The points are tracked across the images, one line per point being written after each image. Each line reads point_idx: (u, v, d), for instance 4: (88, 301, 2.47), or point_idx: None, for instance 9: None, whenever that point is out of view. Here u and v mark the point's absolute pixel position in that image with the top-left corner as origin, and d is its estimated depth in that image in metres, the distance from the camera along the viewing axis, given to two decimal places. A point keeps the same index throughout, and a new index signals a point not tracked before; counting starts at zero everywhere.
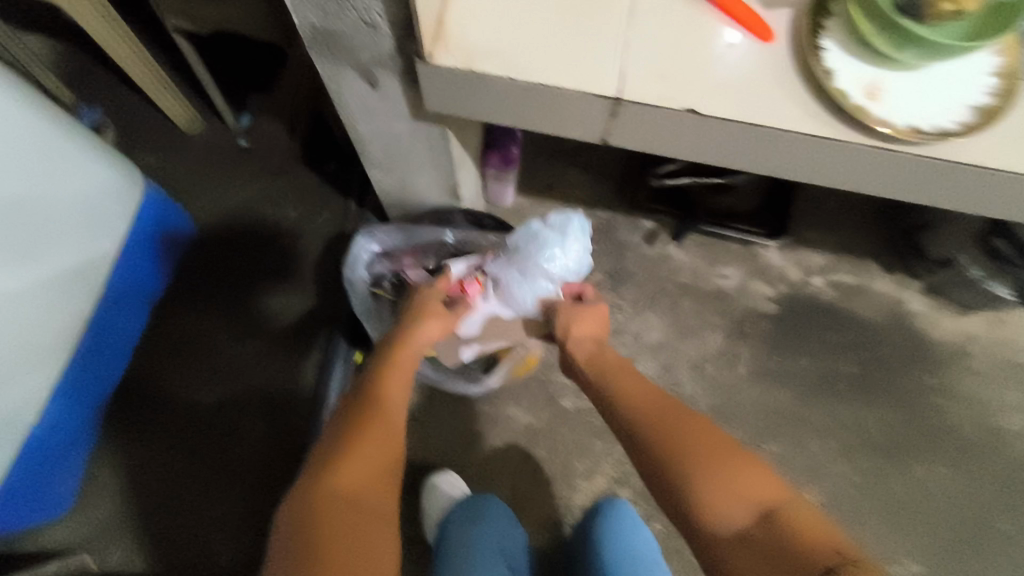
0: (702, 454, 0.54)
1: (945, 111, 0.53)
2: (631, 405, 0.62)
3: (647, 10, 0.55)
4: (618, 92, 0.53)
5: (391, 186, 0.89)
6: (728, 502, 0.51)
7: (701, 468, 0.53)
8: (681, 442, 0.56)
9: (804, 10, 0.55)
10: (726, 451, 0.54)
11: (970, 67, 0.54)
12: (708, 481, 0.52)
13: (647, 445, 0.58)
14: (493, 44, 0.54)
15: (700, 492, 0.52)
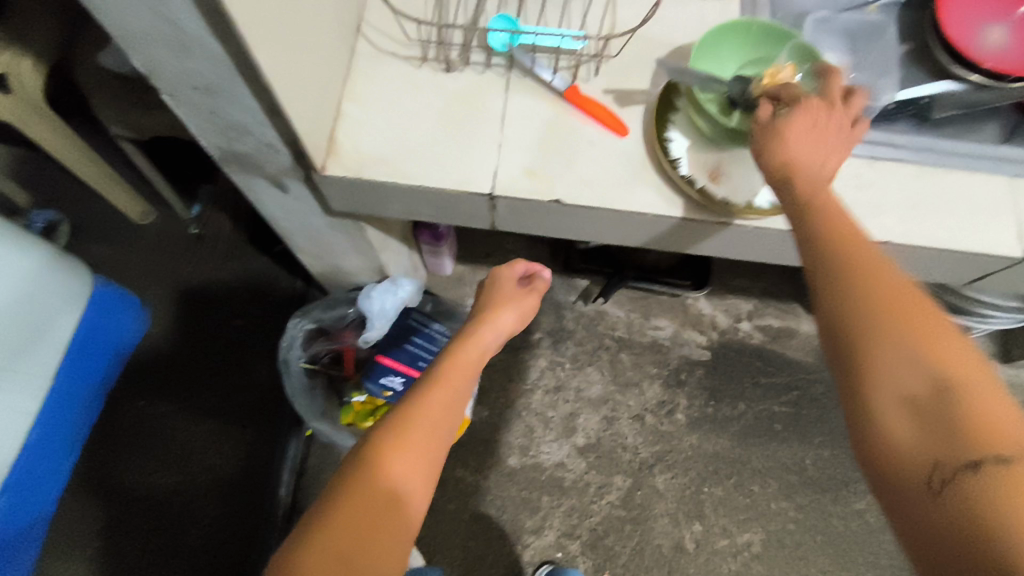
0: (916, 341, 0.41)
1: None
2: (873, 307, 0.42)
3: (517, 115, 0.63)
4: (492, 189, 0.61)
5: (323, 270, 0.95)
6: (904, 380, 0.40)
7: (897, 340, 0.41)
8: (884, 308, 0.42)
9: (654, 105, 0.63)
10: (932, 331, 0.42)
11: None
12: (899, 363, 0.41)
13: (882, 319, 0.42)
14: (380, 154, 0.61)
15: (883, 363, 0.41)
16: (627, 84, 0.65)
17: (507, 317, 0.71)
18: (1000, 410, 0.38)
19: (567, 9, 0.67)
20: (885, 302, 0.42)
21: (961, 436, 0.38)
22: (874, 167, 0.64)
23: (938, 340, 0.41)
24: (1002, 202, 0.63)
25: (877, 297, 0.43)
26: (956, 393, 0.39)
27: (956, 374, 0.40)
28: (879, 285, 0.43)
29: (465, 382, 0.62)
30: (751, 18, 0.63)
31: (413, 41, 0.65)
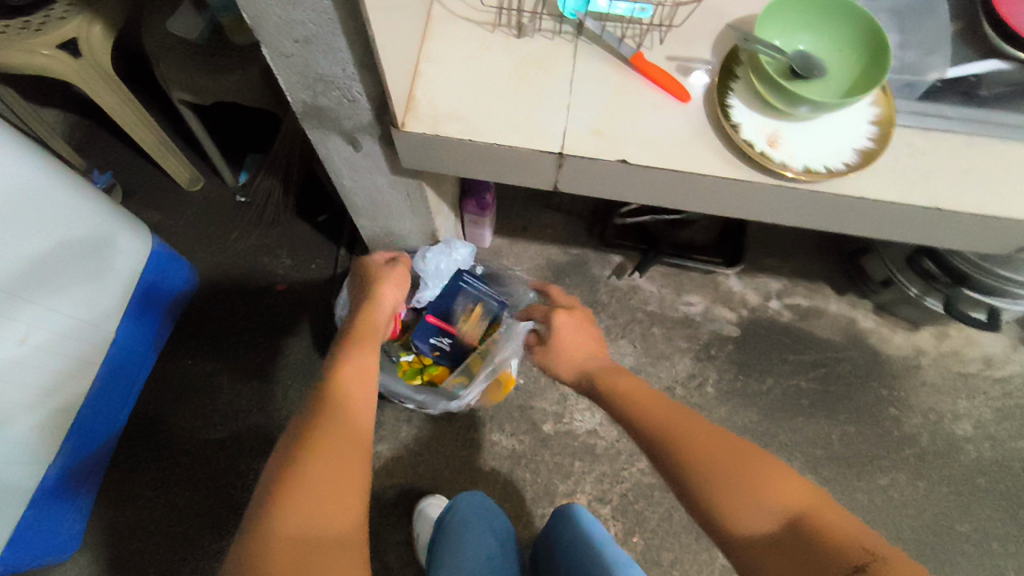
0: (717, 461, 0.56)
1: (835, 153, 0.64)
2: (691, 457, 0.58)
3: (584, 78, 0.66)
4: (560, 147, 0.64)
5: (375, 233, 0.99)
6: (746, 514, 0.52)
7: (718, 476, 0.55)
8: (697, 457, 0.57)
9: (714, 72, 0.66)
10: (748, 464, 0.55)
11: (853, 117, 0.65)
12: (711, 479, 0.55)
13: (698, 467, 0.56)
14: (455, 112, 0.65)
15: (720, 498, 0.54)
16: (689, 51, 0.68)
17: (389, 290, 0.84)
18: (786, 487, 0.52)
19: None
20: (680, 447, 0.59)
21: (774, 518, 0.51)
22: (927, 136, 0.67)
23: (728, 453, 0.56)
24: None
25: (686, 457, 0.58)
26: (753, 485, 0.53)
27: (752, 472, 0.54)
28: (670, 439, 0.61)
29: (368, 354, 0.70)
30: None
31: (484, 6, 0.69)
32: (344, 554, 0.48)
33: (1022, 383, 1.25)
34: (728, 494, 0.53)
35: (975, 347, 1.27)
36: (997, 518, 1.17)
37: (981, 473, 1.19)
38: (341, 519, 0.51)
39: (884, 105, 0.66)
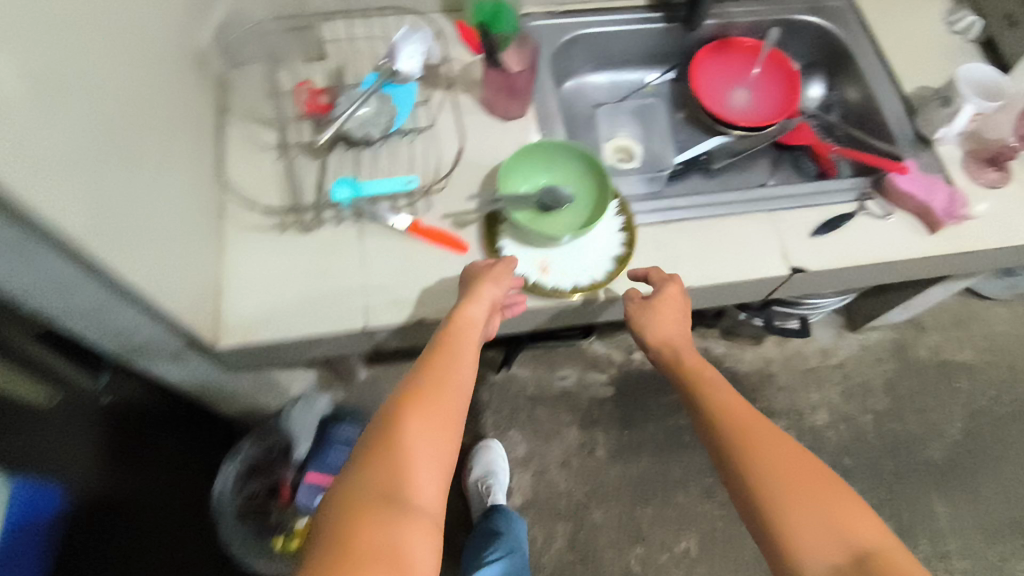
0: (788, 480, 0.57)
1: (596, 263, 0.76)
2: (770, 472, 0.57)
3: (373, 254, 0.75)
4: (364, 323, 0.72)
5: (238, 413, 1.01)
6: (818, 544, 0.53)
7: (795, 496, 0.56)
8: (774, 474, 0.57)
9: (482, 220, 0.78)
10: (829, 488, 0.56)
11: (603, 230, 0.78)
12: (783, 488, 0.56)
13: (766, 490, 0.56)
14: (262, 318, 0.71)
15: (792, 521, 0.54)
16: (456, 206, 0.79)
17: (489, 289, 0.68)
18: (865, 523, 0.54)
19: (396, 155, 0.81)
20: (752, 443, 0.60)
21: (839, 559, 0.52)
22: (666, 228, 0.81)
23: (811, 471, 0.57)
24: (766, 234, 0.82)
25: (765, 467, 0.58)
26: (835, 514, 0.55)
27: (841, 505, 0.55)
28: (747, 432, 0.61)
29: (460, 381, 0.61)
30: (531, 148, 0.79)
31: (271, 209, 0.77)
32: None
33: (855, 363, 1.43)
34: (810, 516, 0.54)
35: (811, 343, 1.44)
36: (868, 489, 1.32)
37: (845, 454, 1.35)
38: None
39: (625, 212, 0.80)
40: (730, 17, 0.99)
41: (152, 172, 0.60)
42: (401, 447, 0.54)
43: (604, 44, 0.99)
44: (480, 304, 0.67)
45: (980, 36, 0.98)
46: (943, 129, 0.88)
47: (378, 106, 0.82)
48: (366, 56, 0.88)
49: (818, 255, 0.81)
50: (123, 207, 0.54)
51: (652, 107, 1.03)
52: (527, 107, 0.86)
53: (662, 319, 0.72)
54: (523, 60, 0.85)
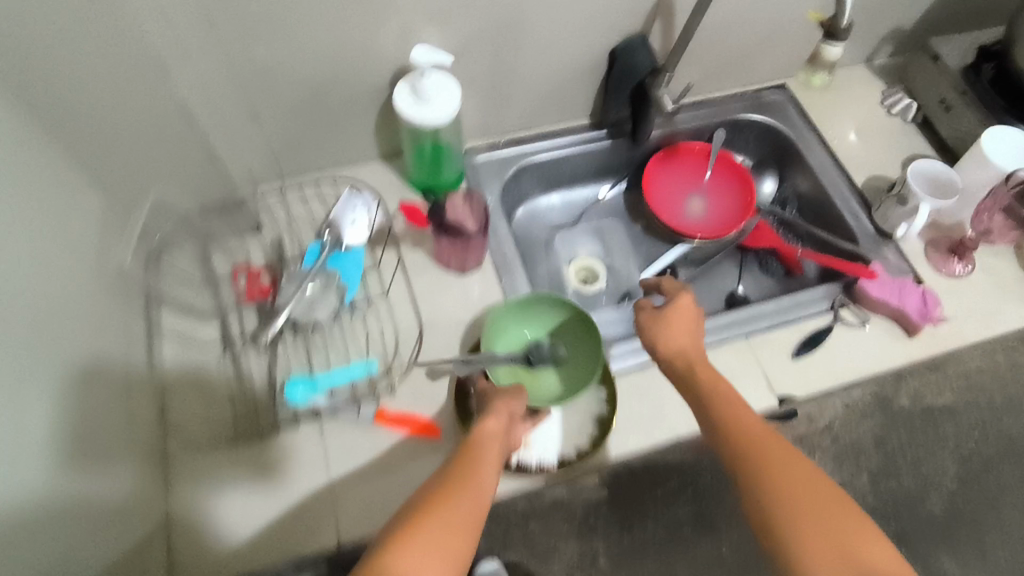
0: (807, 503, 0.53)
1: (578, 431, 0.74)
2: (787, 493, 0.54)
3: (339, 454, 0.70)
4: (337, 541, 0.65)
5: None
6: (834, 567, 0.50)
7: (815, 521, 0.52)
8: (792, 496, 0.53)
9: (452, 397, 0.73)
10: (851, 516, 0.53)
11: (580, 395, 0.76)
12: (814, 530, 0.52)
13: (782, 509, 0.53)
14: (222, 554, 0.64)
15: (811, 545, 0.51)
16: (424, 385, 0.74)
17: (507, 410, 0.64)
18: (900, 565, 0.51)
19: (351, 333, 0.76)
20: (778, 476, 0.55)
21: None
22: (644, 375, 0.78)
23: (842, 509, 0.53)
24: (748, 364, 0.79)
25: (785, 489, 0.54)
26: (851, 539, 0.51)
27: (877, 546, 0.51)
28: (766, 457, 0.56)
29: (485, 477, 0.55)
30: (524, 302, 0.77)
31: (220, 417, 0.70)
32: None
33: None
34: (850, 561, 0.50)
35: None
36: None
37: None
38: None
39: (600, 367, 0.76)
40: (675, 125, 0.98)
41: (83, 421, 0.53)
42: (426, 535, 0.47)
43: (552, 167, 0.96)
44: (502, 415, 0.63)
45: (917, 117, 0.99)
46: (905, 224, 0.85)
47: (324, 283, 0.76)
48: (307, 222, 0.84)
49: (803, 380, 0.78)
50: (41, 484, 0.47)
51: (608, 224, 1.01)
52: (484, 257, 0.82)
53: (679, 321, 0.69)
54: (475, 213, 0.82)
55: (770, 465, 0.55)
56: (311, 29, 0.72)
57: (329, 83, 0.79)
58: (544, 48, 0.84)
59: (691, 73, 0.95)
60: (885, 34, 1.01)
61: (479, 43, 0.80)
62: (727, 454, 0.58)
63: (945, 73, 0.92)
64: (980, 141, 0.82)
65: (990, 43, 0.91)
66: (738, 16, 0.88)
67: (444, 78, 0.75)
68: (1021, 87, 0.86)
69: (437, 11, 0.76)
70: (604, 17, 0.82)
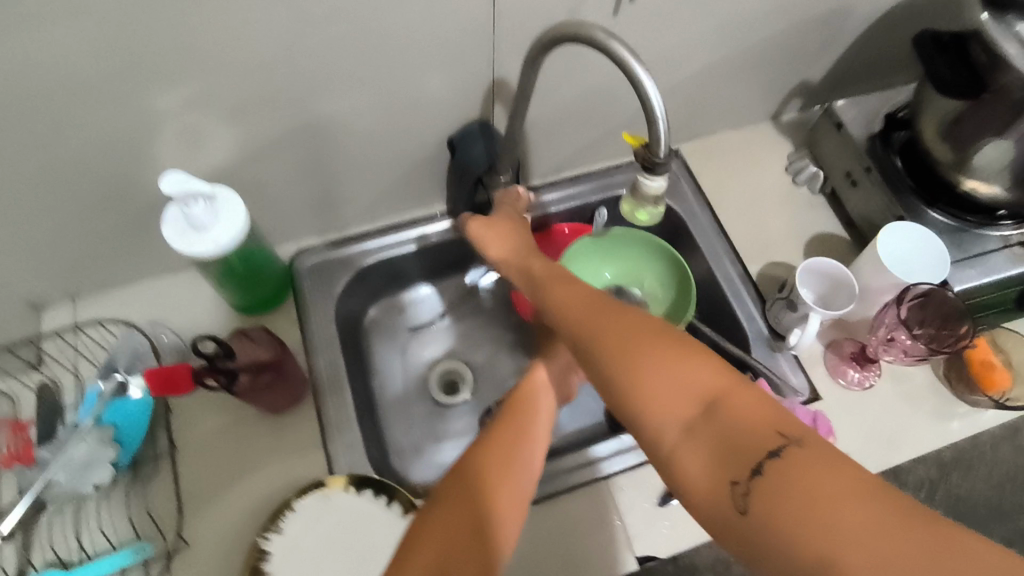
0: (628, 342, 0.41)
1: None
2: (597, 338, 0.42)
3: None
4: None
5: None
6: (657, 402, 0.38)
7: (636, 359, 0.40)
8: (603, 341, 0.42)
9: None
10: (661, 334, 0.41)
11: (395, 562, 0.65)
12: (656, 387, 0.39)
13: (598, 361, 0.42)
14: None
15: (630, 387, 0.39)
16: (210, 568, 0.63)
17: (555, 370, 0.58)
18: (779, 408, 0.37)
19: (129, 504, 0.64)
20: (595, 323, 0.43)
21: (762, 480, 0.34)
22: None
23: (690, 356, 0.39)
24: (606, 511, 0.68)
25: (597, 337, 0.42)
26: (675, 366, 0.39)
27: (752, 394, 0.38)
28: (590, 320, 0.44)
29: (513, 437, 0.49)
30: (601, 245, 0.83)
31: None
32: None
33: None
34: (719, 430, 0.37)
35: None
36: None
37: None
38: None
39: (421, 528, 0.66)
40: (545, 208, 0.84)
41: None
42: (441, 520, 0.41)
43: (404, 263, 0.84)
44: (550, 388, 0.56)
45: (825, 189, 0.86)
46: (797, 330, 0.73)
47: (99, 441, 0.64)
48: (94, 357, 0.71)
49: (670, 531, 0.67)
50: None
51: (477, 321, 0.89)
52: (301, 393, 0.71)
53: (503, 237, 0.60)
54: (268, 348, 0.67)
55: (576, 327, 0.44)
56: (57, 149, 0.60)
57: (105, 201, 0.67)
58: (368, 140, 0.72)
59: (559, 150, 0.83)
60: (790, 92, 0.88)
61: (284, 143, 0.69)
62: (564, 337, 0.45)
63: (849, 144, 0.80)
64: (875, 240, 0.70)
65: (898, 110, 0.80)
66: (601, 89, 0.77)
67: (221, 201, 0.63)
68: (933, 169, 0.74)
69: (222, 114, 0.64)
70: (432, 105, 0.70)
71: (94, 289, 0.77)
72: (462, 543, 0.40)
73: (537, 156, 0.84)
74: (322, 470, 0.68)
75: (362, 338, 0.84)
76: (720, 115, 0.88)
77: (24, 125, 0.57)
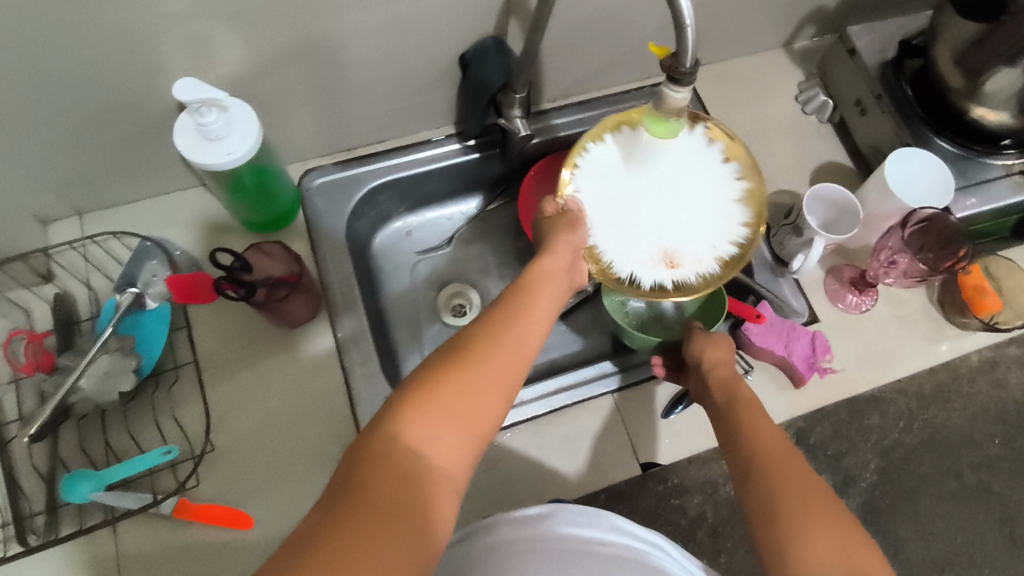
0: (789, 488, 0.47)
1: (664, 265, 0.71)
2: (768, 475, 0.48)
3: (133, 555, 0.62)
4: None
5: None
6: (818, 557, 0.43)
7: (804, 502, 0.46)
8: (775, 473, 0.48)
9: (270, 484, 0.66)
10: (827, 503, 0.46)
11: (723, 192, 0.73)
12: (816, 546, 0.43)
13: (758, 486, 0.48)
14: None
15: (800, 533, 0.44)
16: (234, 471, 0.66)
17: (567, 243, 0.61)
18: (873, 556, 0.44)
19: (154, 411, 0.67)
20: (778, 466, 0.48)
21: (792, 525, 0.45)
22: (497, 440, 0.70)
23: (856, 539, 0.44)
24: (612, 422, 0.72)
25: (767, 469, 0.48)
26: (841, 543, 0.44)
27: (835, 535, 0.44)
28: (774, 458, 0.49)
29: (527, 342, 0.49)
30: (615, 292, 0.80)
31: None
32: (437, 495, 0.40)
33: None
34: (760, 458, 0.50)
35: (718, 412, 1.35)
36: None
37: None
38: (429, 532, 0.38)
39: (748, 174, 0.72)
40: (555, 131, 0.84)
41: None
42: (451, 388, 0.43)
43: (412, 186, 0.84)
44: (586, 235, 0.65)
45: (833, 118, 0.87)
46: (800, 257, 0.74)
47: (121, 351, 0.65)
48: (107, 270, 0.71)
49: (671, 440, 0.71)
50: None
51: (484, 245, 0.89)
52: (314, 311, 0.72)
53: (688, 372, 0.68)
54: (282, 265, 0.71)
55: (753, 457, 0.50)
56: (59, 54, 0.58)
57: (111, 109, 0.65)
58: (379, 56, 0.71)
59: (571, 71, 0.82)
60: (804, 18, 0.87)
61: (293, 56, 0.67)
62: (740, 443, 0.52)
63: (861, 71, 0.80)
64: (881, 165, 0.72)
65: (913, 36, 0.79)
66: (618, 10, 0.75)
67: (233, 112, 0.63)
68: (942, 97, 0.74)
69: (230, 26, 0.62)
70: (445, 20, 0.68)
71: (104, 204, 0.76)
72: (451, 444, 0.42)
73: (548, 79, 0.83)
74: (339, 382, 0.70)
75: (371, 259, 0.85)
76: (732, 40, 0.87)
77: (19, 30, 0.55)
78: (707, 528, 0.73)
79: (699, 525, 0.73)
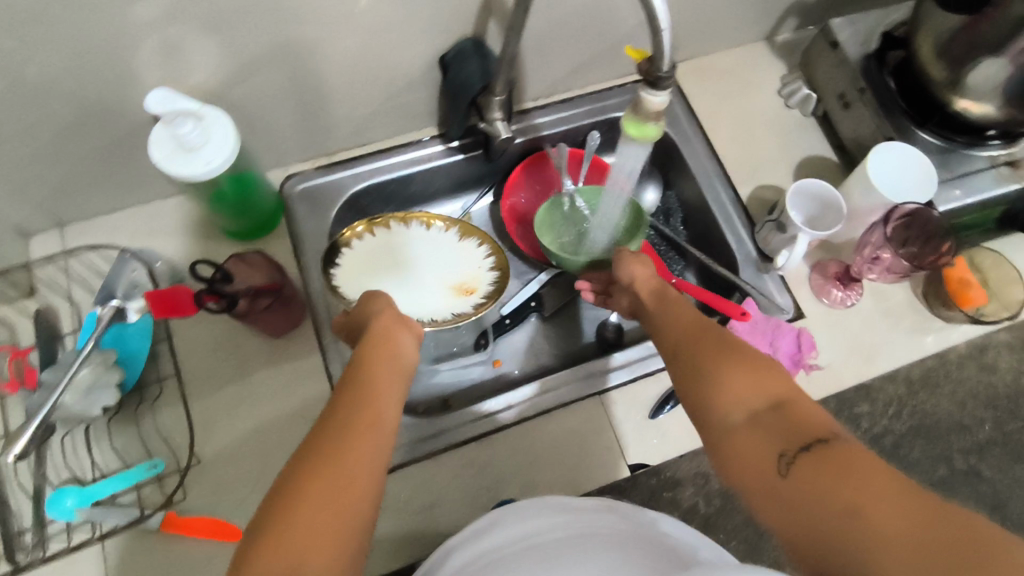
0: (701, 348, 0.48)
1: (460, 298, 0.78)
2: (681, 343, 0.50)
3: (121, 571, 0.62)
4: None
5: None
6: (734, 397, 0.44)
7: (712, 356, 0.47)
8: (685, 341, 0.50)
9: (256, 495, 0.65)
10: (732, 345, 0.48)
11: (435, 250, 0.80)
12: (730, 384, 0.45)
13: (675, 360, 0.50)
14: None
15: (713, 374, 0.46)
16: (221, 482, 0.66)
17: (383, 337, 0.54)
18: (783, 379, 0.45)
19: (139, 425, 0.66)
20: (687, 338, 0.50)
21: (706, 376, 0.46)
22: (486, 443, 0.70)
23: (764, 371, 0.45)
24: (600, 424, 0.72)
25: (680, 340, 0.51)
26: (753, 375, 0.45)
27: (746, 372, 0.45)
28: (687, 332, 0.51)
29: (376, 429, 0.45)
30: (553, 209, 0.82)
31: None
32: None
33: None
34: (677, 336, 0.51)
35: None
36: None
37: None
38: None
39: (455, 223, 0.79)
40: (538, 131, 0.84)
41: None
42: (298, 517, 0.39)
43: (395, 189, 0.83)
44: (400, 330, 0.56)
45: (817, 112, 0.86)
46: (784, 253, 0.74)
47: (104, 364, 0.64)
48: (88, 283, 0.71)
49: (658, 440, 0.71)
50: None
51: None
52: (297, 321, 0.72)
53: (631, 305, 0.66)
54: (263, 273, 0.68)
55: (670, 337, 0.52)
56: (28, 68, 0.57)
57: (86, 121, 0.64)
58: (357, 59, 0.70)
59: (552, 70, 0.82)
60: (786, 11, 0.87)
61: (269, 61, 0.66)
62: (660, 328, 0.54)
63: (844, 64, 0.80)
64: (865, 161, 0.72)
65: (895, 28, 0.79)
66: (598, 7, 0.74)
67: (209, 121, 0.62)
68: (924, 89, 0.74)
69: (204, 34, 0.61)
70: (423, 22, 0.68)
71: (82, 215, 0.75)
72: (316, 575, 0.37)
73: (530, 78, 0.82)
74: (324, 390, 0.70)
75: None
76: (714, 34, 0.86)
77: None
78: (699, 520, 0.71)
79: (691, 517, 0.71)
